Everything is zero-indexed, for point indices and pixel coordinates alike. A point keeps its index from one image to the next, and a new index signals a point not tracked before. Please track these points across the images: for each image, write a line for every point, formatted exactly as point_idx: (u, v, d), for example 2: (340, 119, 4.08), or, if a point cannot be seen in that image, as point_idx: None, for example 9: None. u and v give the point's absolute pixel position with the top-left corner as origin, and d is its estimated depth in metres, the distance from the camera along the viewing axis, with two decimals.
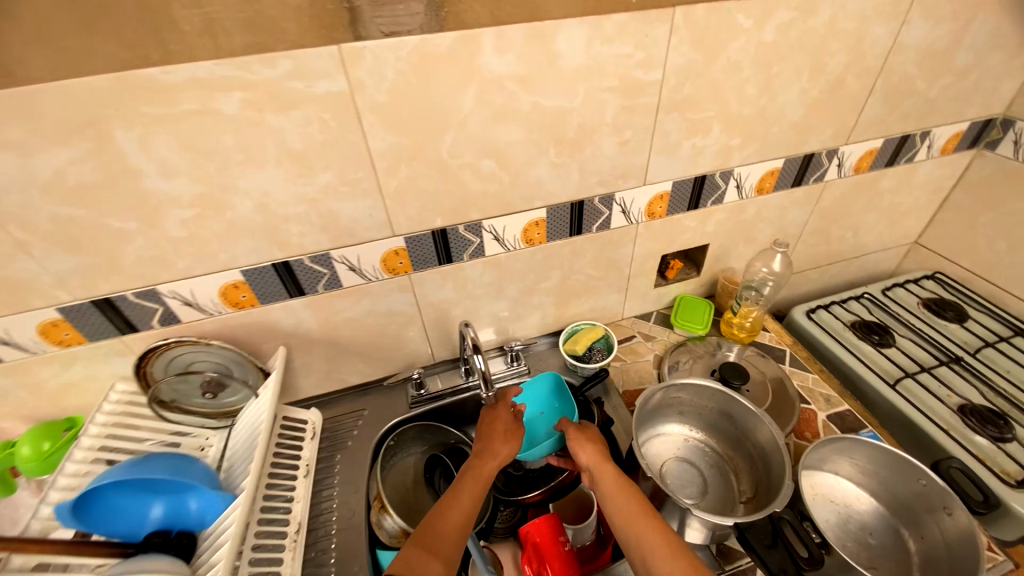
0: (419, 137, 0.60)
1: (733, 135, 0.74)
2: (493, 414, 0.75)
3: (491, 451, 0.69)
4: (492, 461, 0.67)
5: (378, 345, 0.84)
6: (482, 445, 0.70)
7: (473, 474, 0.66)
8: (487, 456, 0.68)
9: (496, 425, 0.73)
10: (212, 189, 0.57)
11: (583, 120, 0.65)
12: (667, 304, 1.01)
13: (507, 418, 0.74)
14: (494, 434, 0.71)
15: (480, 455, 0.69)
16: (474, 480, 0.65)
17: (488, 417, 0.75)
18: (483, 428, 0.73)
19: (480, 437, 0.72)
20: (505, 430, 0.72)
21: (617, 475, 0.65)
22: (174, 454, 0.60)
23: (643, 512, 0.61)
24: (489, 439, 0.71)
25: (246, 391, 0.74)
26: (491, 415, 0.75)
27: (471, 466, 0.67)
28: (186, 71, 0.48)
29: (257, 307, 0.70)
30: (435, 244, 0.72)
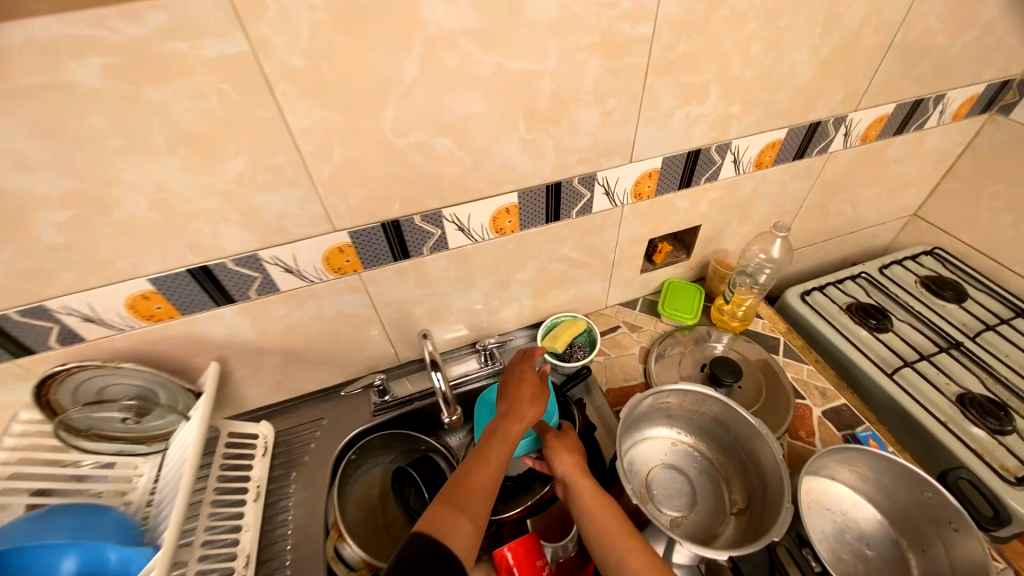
0: (352, 112, 0.48)
1: (733, 102, 0.64)
2: (521, 374, 0.70)
3: (518, 411, 0.64)
4: (519, 422, 0.62)
5: (333, 350, 0.74)
6: (509, 404, 0.65)
7: (501, 433, 0.61)
8: (514, 417, 0.63)
9: (522, 385, 0.68)
10: (90, 184, 0.45)
11: (556, 88, 0.53)
12: (654, 290, 0.93)
13: (536, 380, 0.68)
14: (522, 393, 0.66)
15: (508, 414, 0.64)
16: (503, 438, 0.60)
17: (515, 377, 0.70)
18: (511, 388, 0.68)
19: (506, 397, 0.67)
20: (533, 393, 0.66)
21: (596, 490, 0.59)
22: (82, 505, 0.52)
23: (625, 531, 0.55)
24: (516, 398, 0.66)
25: (173, 416, 0.65)
26: (518, 375, 0.70)
27: (498, 425, 0.62)
28: (15, 28, 0.35)
29: (177, 318, 0.59)
30: (387, 238, 0.61)
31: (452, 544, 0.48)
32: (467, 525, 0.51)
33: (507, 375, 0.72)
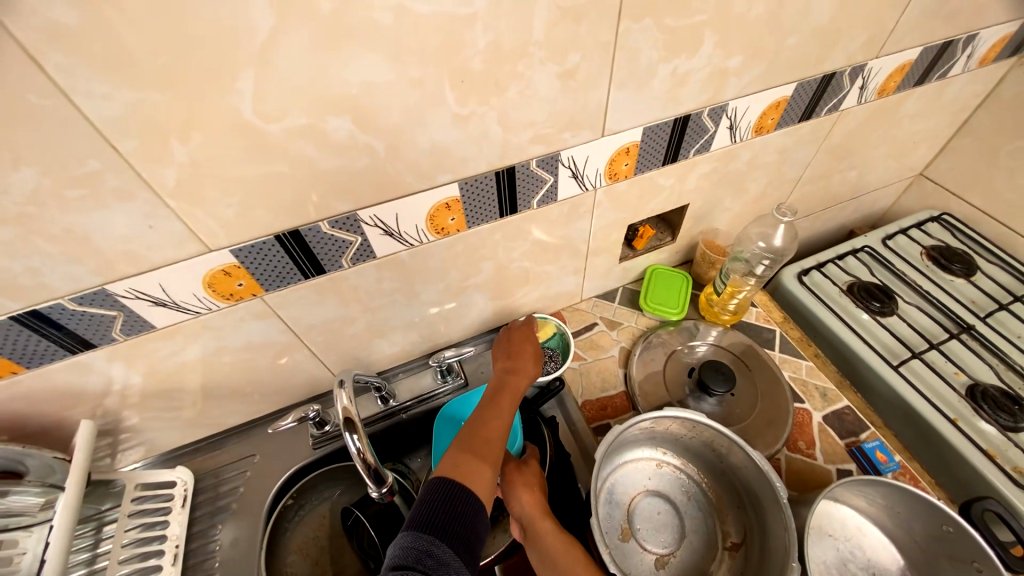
0: (182, 89, 0.32)
1: (731, 52, 0.49)
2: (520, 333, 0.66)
3: (523, 369, 0.61)
4: (524, 378, 0.60)
5: (252, 382, 0.61)
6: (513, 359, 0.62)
7: (507, 387, 0.58)
8: (520, 372, 0.60)
9: (522, 343, 0.64)
10: None
11: (492, 42, 0.38)
12: (635, 278, 0.81)
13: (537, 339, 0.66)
14: (524, 351, 0.63)
15: (513, 370, 0.60)
16: (512, 390, 0.57)
17: (514, 335, 0.66)
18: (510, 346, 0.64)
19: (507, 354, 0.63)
20: (536, 350, 0.64)
21: (558, 535, 0.51)
22: None
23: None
24: (517, 355, 0.63)
25: (33, 488, 0.50)
26: (518, 334, 0.66)
27: (503, 380, 0.59)
28: None
29: (22, 372, 0.46)
30: (288, 254, 0.47)
31: (475, 489, 0.45)
32: (488, 472, 0.47)
33: (503, 333, 0.67)
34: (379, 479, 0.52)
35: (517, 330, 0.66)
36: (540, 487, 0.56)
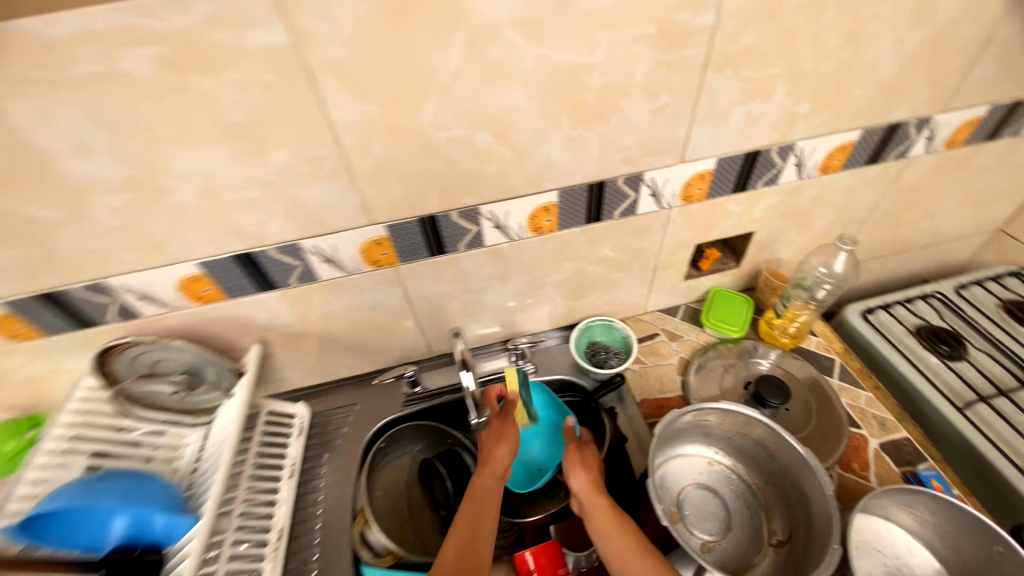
0: (391, 104, 0.47)
1: (800, 100, 0.58)
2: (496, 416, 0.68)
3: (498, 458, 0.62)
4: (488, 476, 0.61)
5: (366, 339, 0.75)
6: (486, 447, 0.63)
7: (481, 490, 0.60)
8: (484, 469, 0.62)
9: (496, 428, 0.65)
10: (144, 171, 0.46)
11: (605, 82, 0.50)
12: (698, 297, 0.88)
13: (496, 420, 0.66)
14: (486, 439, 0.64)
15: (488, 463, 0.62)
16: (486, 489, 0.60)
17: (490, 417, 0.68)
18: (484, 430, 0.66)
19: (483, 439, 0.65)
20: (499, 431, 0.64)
21: (610, 509, 0.58)
22: (133, 470, 0.56)
23: (639, 552, 0.54)
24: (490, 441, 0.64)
25: (218, 391, 0.67)
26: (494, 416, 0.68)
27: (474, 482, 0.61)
28: (72, 19, 0.36)
29: (224, 301, 0.61)
30: (423, 233, 0.61)
31: None
32: None
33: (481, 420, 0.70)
34: (478, 408, 0.66)
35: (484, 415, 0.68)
36: (595, 468, 0.62)
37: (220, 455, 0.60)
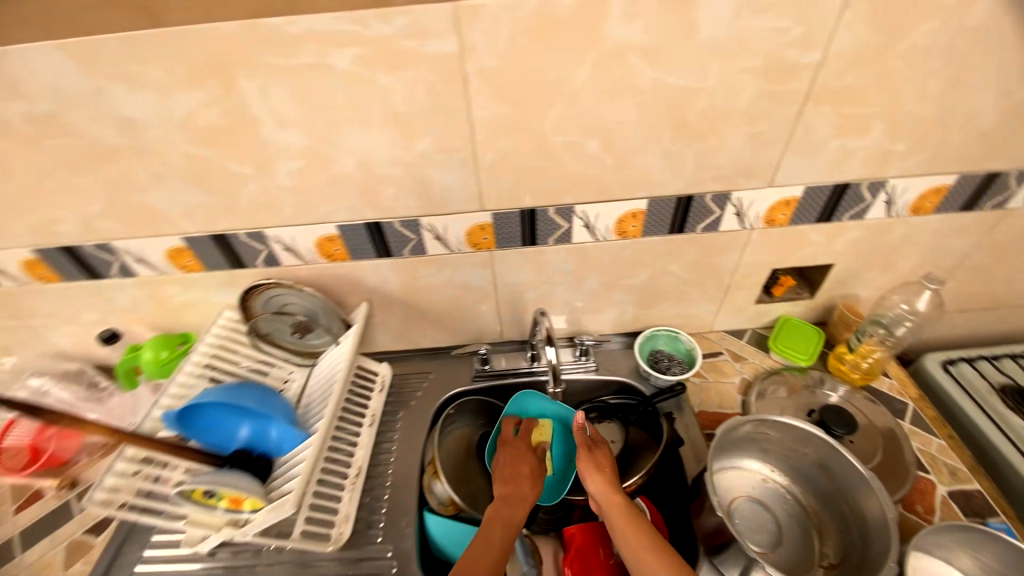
0: (522, 108, 0.55)
1: (897, 139, 0.61)
2: (516, 454, 0.71)
3: (518, 496, 0.65)
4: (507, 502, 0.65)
5: (450, 315, 0.84)
6: (510, 484, 0.67)
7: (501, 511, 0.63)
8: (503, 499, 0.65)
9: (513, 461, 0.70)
10: (320, 143, 0.58)
11: (709, 105, 0.56)
12: (766, 324, 0.90)
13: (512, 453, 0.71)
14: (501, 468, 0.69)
15: (508, 500, 0.65)
16: (504, 522, 0.62)
17: (511, 455, 0.70)
18: (507, 466, 0.69)
19: (505, 476, 0.68)
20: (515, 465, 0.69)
21: (625, 507, 0.61)
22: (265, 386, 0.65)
23: (652, 549, 0.57)
24: (513, 480, 0.67)
25: (328, 337, 0.78)
26: (515, 453, 0.71)
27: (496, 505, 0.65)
28: (307, 22, 0.47)
29: (347, 262, 0.73)
30: (522, 224, 0.69)
31: None
32: None
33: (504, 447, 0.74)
34: (557, 380, 0.69)
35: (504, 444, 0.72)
36: (609, 469, 0.65)
37: (330, 389, 0.70)
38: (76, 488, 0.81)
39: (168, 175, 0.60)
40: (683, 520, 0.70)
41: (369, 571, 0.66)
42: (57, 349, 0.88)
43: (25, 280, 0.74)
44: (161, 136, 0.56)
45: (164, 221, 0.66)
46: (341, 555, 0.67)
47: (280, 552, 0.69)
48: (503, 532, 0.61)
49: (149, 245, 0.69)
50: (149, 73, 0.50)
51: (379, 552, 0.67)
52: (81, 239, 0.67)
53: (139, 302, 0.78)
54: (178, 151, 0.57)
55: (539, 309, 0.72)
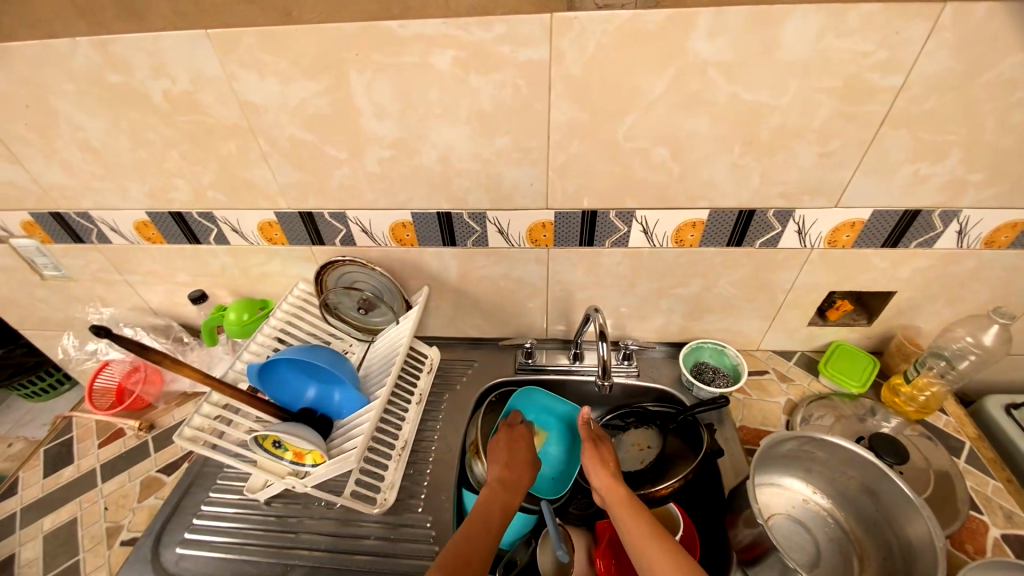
0: (599, 114, 0.59)
1: (975, 168, 0.60)
2: (508, 443, 0.74)
3: (515, 482, 0.67)
4: (508, 483, 0.67)
5: (501, 308, 0.88)
6: (511, 469, 0.69)
7: (499, 487, 0.66)
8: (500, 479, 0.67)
9: (507, 443, 0.73)
10: (409, 135, 0.63)
11: (782, 122, 0.58)
12: (817, 348, 0.89)
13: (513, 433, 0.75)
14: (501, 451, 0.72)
15: (506, 483, 0.67)
16: (502, 504, 0.64)
17: (506, 443, 0.73)
18: (502, 453, 0.72)
19: (503, 461, 0.70)
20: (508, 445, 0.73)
21: (626, 498, 0.63)
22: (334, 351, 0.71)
23: (649, 534, 0.57)
24: (512, 467, 0.70)
25: (390, 315, 0.83)
26: (508, 441, 0.74)
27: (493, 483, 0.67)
28: (417, 26, 0.53)
29: (415, 247, 0.78)
30: (583, 226, 0.72)
31: None
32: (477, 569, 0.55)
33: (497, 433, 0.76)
34: (605, 374, 0.72)
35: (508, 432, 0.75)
36: (611, 463, 0.68)
37: (390, 362, 0.76)
38: (153, 431, 0.88)
39: (272, 155, 0.67)
40: (716, 530, 0.71)
41: (408, 536, 0.70)
42: (149, 305, 0.99)
43: (135, 240, 0.84)
44: (274, 120, 0.63)
45: (262, 196, 0.73)
46: (384, 518, 0.72)
47: (329, 508, 0.74)
48: (501, 511, 0.63)
49: (245, 217, 0.77)
50: (274, 64, 0.57)
51: (419, 521, 0.71)
52: (189, 206, 0.76)
53: (227, 267, 0.87)
54: (285, 133, 0.64)
55: (594, 306, 0.74)
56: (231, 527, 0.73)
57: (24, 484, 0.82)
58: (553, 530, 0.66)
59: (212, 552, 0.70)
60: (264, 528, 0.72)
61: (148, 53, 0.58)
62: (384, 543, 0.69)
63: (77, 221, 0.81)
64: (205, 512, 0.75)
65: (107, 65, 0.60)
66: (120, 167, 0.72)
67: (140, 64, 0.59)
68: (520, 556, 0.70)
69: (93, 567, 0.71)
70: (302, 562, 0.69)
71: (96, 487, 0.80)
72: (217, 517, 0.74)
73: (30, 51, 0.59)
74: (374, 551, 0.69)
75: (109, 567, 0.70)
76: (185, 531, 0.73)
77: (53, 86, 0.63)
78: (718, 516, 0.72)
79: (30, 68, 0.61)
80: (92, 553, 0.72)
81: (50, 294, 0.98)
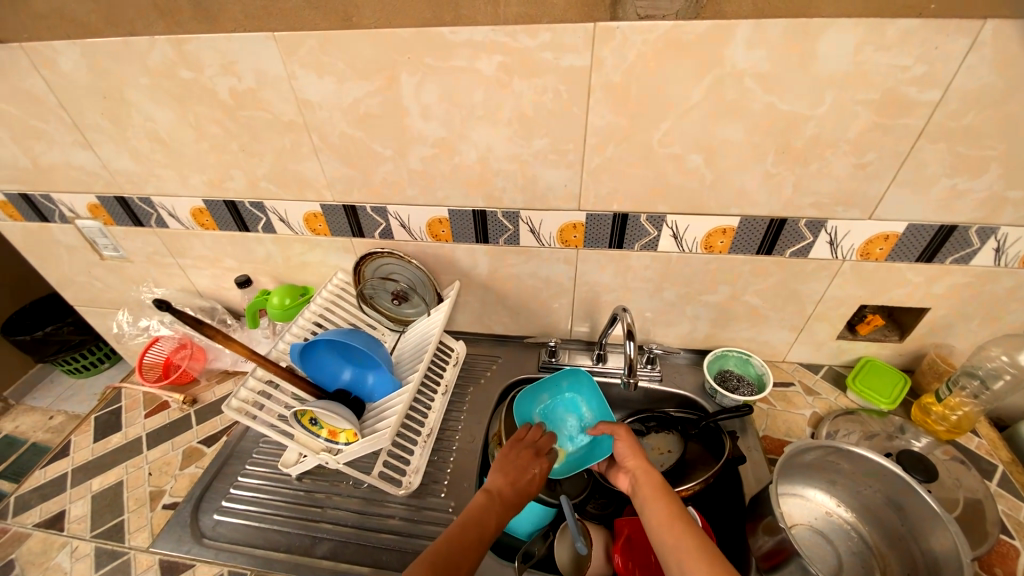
0: (635, 120, 0.61)
1: (1015, 185, 0.60)
2: (525, 462, 0.71)
3: (513, 499, 0.65)
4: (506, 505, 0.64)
5: (529, 306, 0.91)
6: (515, 488, 0.66)
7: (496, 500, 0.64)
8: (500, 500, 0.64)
9: (524, 462, 0.71)
10: (452, 135, 0.67)
11: (818, 132, 0.59)
12: (845, 362, 0.89)
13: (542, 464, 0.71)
14: (511, 466, 0.70)
15: (504, 498, 0.64)
16: (497, 518, 0.62)
17: (522, 462, 0.70)
18: (513, 470, 0.69)
19: (507, 475, 0.68)
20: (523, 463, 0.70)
21: (656, 484, 0.64)
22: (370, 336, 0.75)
23: (676, 518, 0.58)
24: (519, 489, 0.66)
25: (422, 307, 0.87)
26: (525, 462, 0.71)
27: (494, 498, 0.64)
28: (466, 33, 0.57)
29: (449, 243, 0.82)
30: (613, 229, 0.74)
31: None
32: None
33: (517, 449, 0.73)
34: (630, 372, 0.74)
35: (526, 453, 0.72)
36: (642, 452, 0.69)
37: (421, 351, 0.79)
38: (195, 405, 0.93)
39: (323, 150, 0.72)
40: (736, 535, 0.71)
41: (431, 519, 0.72)
42: (196, 288, 1.05)
43: (190, 225, 0.90)
44: (328, 117, 0.68)
45: (310, 188, 0.78)
46: (408, 501, 0.75)
47: (356, 487, 0.77)
48: (495, 526, 0.61)
49: (293, 209, 0.82)
50: (332, 64, 0.62)
51: (441, 505, 0.74)
52: (242, 195, 0.82)
53: (271, 255, 0.92)
54: (337, 130, 0.69)
55: (622, 306, 0.75)
56: (263, 499, 0.77)
57: (76, 447, 0.88)
58: (571, 524, 0.67)
59: (245, 520, 0.74)
60: (294, 502, 0.76)
61: (220, 52, 0.63)
62: (406, 524, 0.72)
63: (139, 205, 0.88)
64: (242, 483, 0.79)
65: (181, 61, 0.65)
66: (184, 157, 0.78)
67: (211, 63, 0.65)
68: (535, 546, 0.72)
69: (136, 527, 0.75)
70: (328, 535, 0.72)
71: (142, 454, 0.86)
72: (250, 489, 0.78)
73: (114, 48, 0.65)
74: (398, 530, 0.71)
75: (151, 528, 0.75)
76: (221, 499, 0.77)
77: (132, 80, 0.69)
78: (738, 521, 0.71)
79: (113, 62, 0.67)
80: (135, 514, 0.77)
81: (107, 272, 1.05)
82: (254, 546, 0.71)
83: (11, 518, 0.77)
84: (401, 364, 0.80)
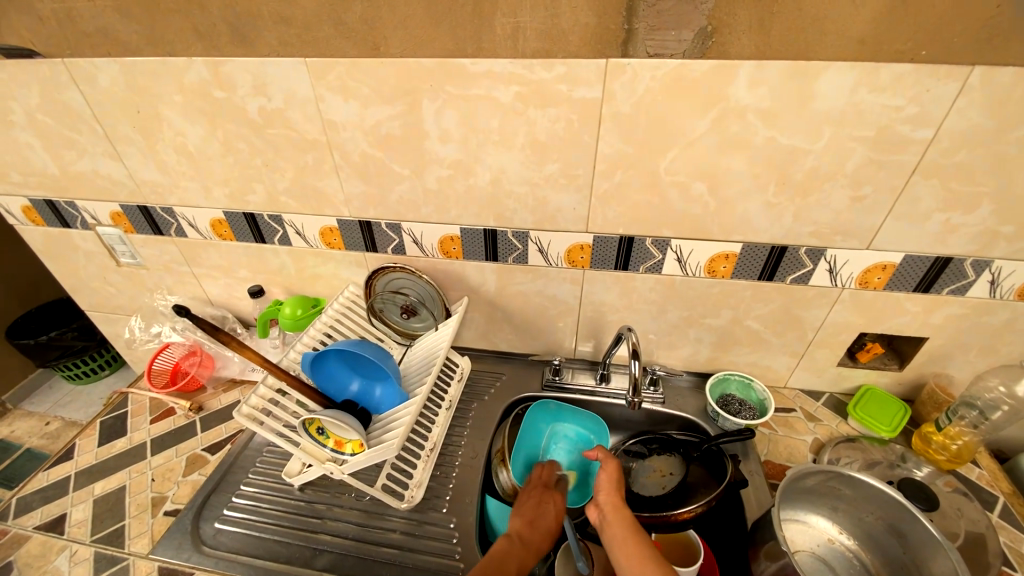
0: (642, 149, 0.65)
1: (1007, 220, 0.62)
2: (537, 501, 0.72)
3: (532, 540, 0.65)
4: (526, 547, 0.64)
5: (535, 325, 0.93)
6: (534, 528, 0.67)
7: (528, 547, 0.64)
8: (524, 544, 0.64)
9: (536, 500, 0.72)
10: (468, 157, 0.70)
11: (817, 165, 0.62)
12: (845, 390, 0.90)
13: (557, 504, 0.71)
14: (526, 505, 0.71)
15: (523, 539, 0.65)
16: (519, 561, 0.61)
17: (536, 500, 0.72)
18: (528, 510, 0.70)
19: (524, 517, 0.68)
20: (536, 503, 0.71)
21: (627, 523, 0.64)
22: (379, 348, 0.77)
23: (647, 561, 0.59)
24: (539, 529, 0.67)
25: (430, 321, 0.89)
26: (537, 499, 0.72)
27: (516, 541, 0.64)
28: (487, 63, 0.60)
29: (460, 260, 0.84)
30: (618, 252, 0.77)
31: None
32: None
33: (530, 491, 0.75)
34: (634, 391, 0.75)
35: (538, 491, 0.74)
36: (617, 487, 0.70)
37: (429, 364, 0.81)
38: (200, 413, 0.94)
39: (343, 168, 0.75)
40: (736, 560, 0.71)
41: (432, 533, 0.72)
42: (208, 296, 1.07)
43: (208, 235, 0.92)
44: (350, 137, 0.71)
45: (328, 204, 0.81)
46: (410, 515, 0.75)
47: (357, 499, 0.77)
48: (519, 566, 0.61)
49: (310, 222, 0.85)
50: (358, 89, 0.66)
51: (442, 521, 0.74)
52: (262, 208, 0.85)
53: (284, 266, 0.94)
54: (358, 149, 0.72)
55: (626, 326, 0.76)
56: (265, 508, 0.77)
57: (79, 451, 0.88)
58: (574, 543, 0.66)
59: (246, 529, 0.74)
60: (296, 512, 0.76)
61: (253, 75, 0.67)
62: (407, 539, 0.72)
63: (161, 215, 0.91)
64: (244, 492, 0.79)
65: (215, 81, 0.69)
66: (209, 170, 0.81)
67: (244, 84, 0.68)
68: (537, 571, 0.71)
69: (137, 533, 0.75)
70: (329, 547, 0.72)
71: (145, 459, 0.86)
72: (251, 497, 0.79)
73: (153, 67, 0.70)
74: (398, 545, 0.71)
75: (152, 534, 0.75)
76: (223, 508, 0.77)
77: (167, 97, 0.73)
78: (740, 545, 0.71)
79: (150, 80, 0.71)
80: (137, 520, 0.77)
81: (122, 278, 1.07)
82: (253, 556, 0.71)
83: (12, 519, 0.77)
84: (409, 377, 0.81)
